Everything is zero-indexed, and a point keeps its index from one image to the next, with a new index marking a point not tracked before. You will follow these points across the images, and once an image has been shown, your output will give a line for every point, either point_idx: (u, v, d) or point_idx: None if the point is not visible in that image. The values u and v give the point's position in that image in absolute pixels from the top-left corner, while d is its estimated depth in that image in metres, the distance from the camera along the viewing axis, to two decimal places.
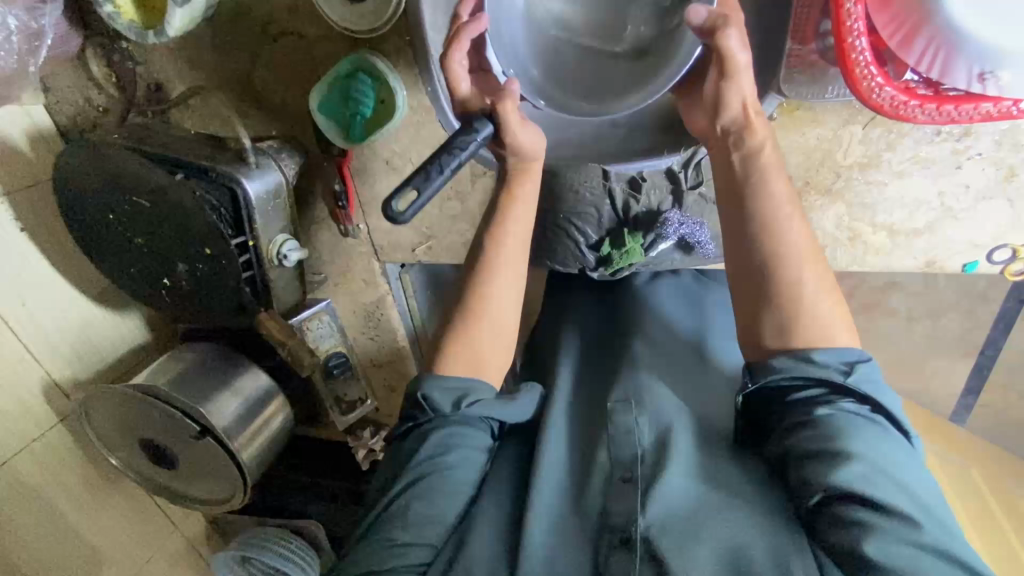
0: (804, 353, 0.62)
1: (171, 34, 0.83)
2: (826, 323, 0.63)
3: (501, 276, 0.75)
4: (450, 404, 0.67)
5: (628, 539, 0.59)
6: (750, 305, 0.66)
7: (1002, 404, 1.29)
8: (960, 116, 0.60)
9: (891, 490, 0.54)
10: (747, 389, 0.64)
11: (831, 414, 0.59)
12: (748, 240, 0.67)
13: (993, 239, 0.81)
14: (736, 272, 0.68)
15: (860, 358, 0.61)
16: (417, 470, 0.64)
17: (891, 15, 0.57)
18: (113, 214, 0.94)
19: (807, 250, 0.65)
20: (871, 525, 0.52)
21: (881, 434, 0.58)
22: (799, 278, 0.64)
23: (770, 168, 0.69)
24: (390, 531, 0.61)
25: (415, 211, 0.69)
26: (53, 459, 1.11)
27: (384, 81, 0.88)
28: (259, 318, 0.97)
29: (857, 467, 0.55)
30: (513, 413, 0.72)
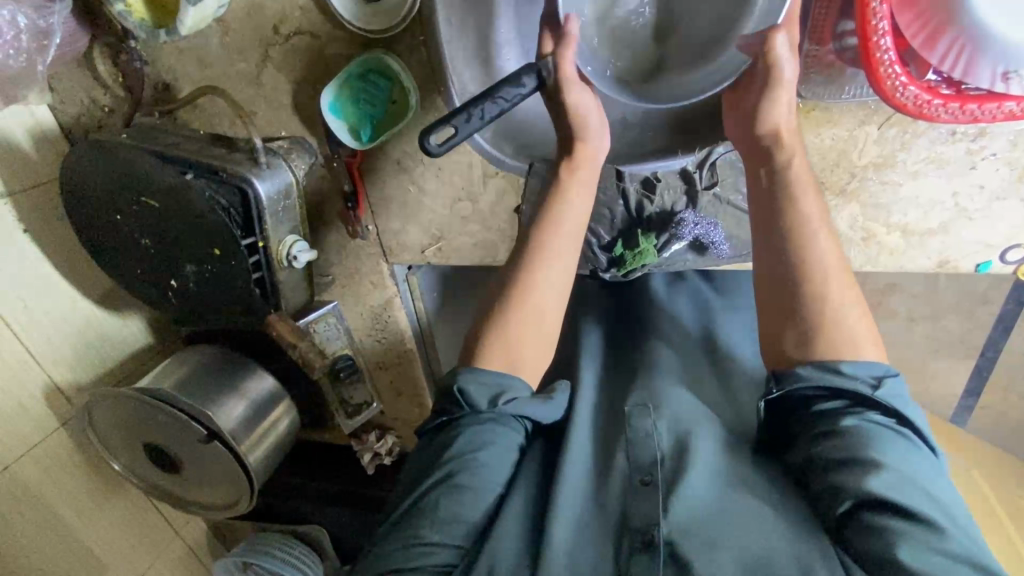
0: (833, 364, 0.61)
1: (182, 32, 0.83)
2: (854, 337, 0.63)
3: (541, 278, 0.72)
4: (488, 401, 0.66)
5: (650, 542, 0.58)
6: (775, 312, 0.67)
7: (1003, 406, 1.29)
8: (983, 116, 0.60)
9: (920, 499, 0.54)
10: (771, 395, 0.63)
11: (859, 423, 0.58)
12: (776, 247, 0.68)
13: (1005, 239, 0.82)
14: (762, 279, 0.69)
15: (886, 372, 0.61)
16: (444, 468, 0.63)
17: (916, 14, 0.57)
18: (122, 214, 0.93)
19: (836, 266, 0.67)
20: (901, 533, 0.52)
21: (908, 444, 0.58)
22: (825, 291, 0.65)
23: (799, 187, 0.69)
24: (417, 528, 0.60)
25: (447, 148, 0.69)
26: (54, 464, 1.09)
27: (398, 83, 0.89)
28: (269, 321, 0.97)
29: (886, 475, 0.54)
30: (547, 412, 0.71)
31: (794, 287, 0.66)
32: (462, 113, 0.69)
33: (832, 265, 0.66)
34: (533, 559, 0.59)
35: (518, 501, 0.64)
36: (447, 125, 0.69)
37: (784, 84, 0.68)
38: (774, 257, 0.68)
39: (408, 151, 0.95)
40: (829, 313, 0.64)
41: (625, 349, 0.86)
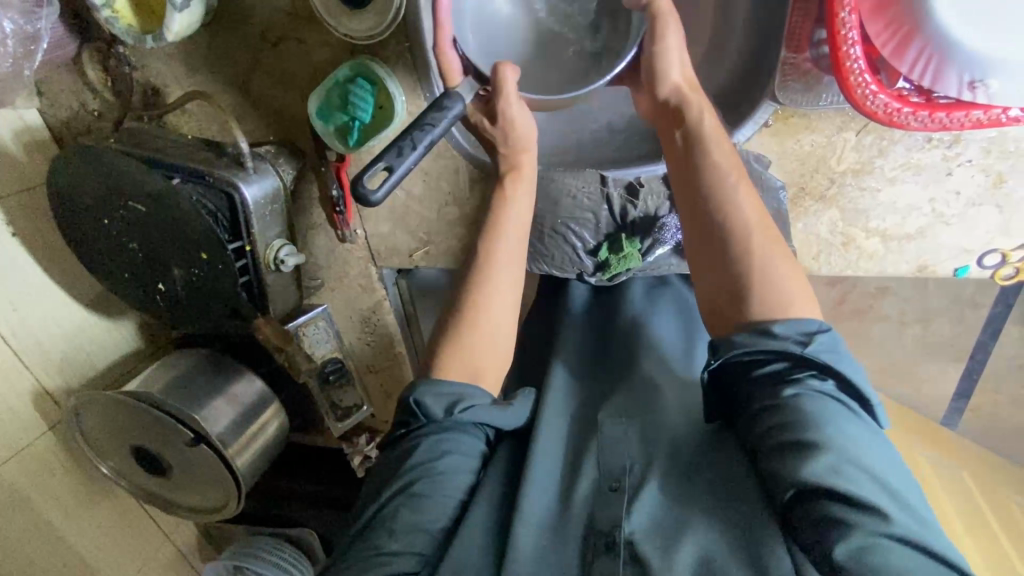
0: (765, 326, 0.61)
1: (169, 38, 0.82)
2: (787, 291, 0.63)
3: (497, 272, 0.78)
4: (443, 410, 0.67)
5: (612, 544, 0.58)
6: (713, 274, 0.68)
7: (991, 408, 1.32)
8: (952, 123, 0.61)
9: (856, 467, 0.53)
10: (711, 366, 0.63)
11: (796, 391, 0.58)
12: (705, 209, 0.70)
13: (982, 244, 0.83)
14: (697, 241, 0.70)
15: (819, 329, 0.60)
16: (407, 477, 0.63)
17: (885, 23, 0.58)
18: (109, 218, 0.93)
19: (760, 221, 0.68)
20: (845, 522, 0.50)
21: (848, 417, 0.56)
22: (754, 244, 0.66)
23: (711, 138, 0.73)
24: (377, 539, 0.60)
25: (388, 190, 0.72)
26: (42, 468, 1.09)
27: (382, 87, 0.88)
28: (255, 323, 0.97)
29: (826, 458, 0.53)
30: (507, 420, 0.71)
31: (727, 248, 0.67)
32: (393, 150, 0.74)
33: (754, 214, 0.68)
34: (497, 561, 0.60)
35: (487, 502, 0.65)
36: (380, 166, 0.73)
37: (668, 42, 0.76)
38: (709, 219, 0.69)
39: None
40: (761, 270, 0.64)
41: (607, 350, 0.87)
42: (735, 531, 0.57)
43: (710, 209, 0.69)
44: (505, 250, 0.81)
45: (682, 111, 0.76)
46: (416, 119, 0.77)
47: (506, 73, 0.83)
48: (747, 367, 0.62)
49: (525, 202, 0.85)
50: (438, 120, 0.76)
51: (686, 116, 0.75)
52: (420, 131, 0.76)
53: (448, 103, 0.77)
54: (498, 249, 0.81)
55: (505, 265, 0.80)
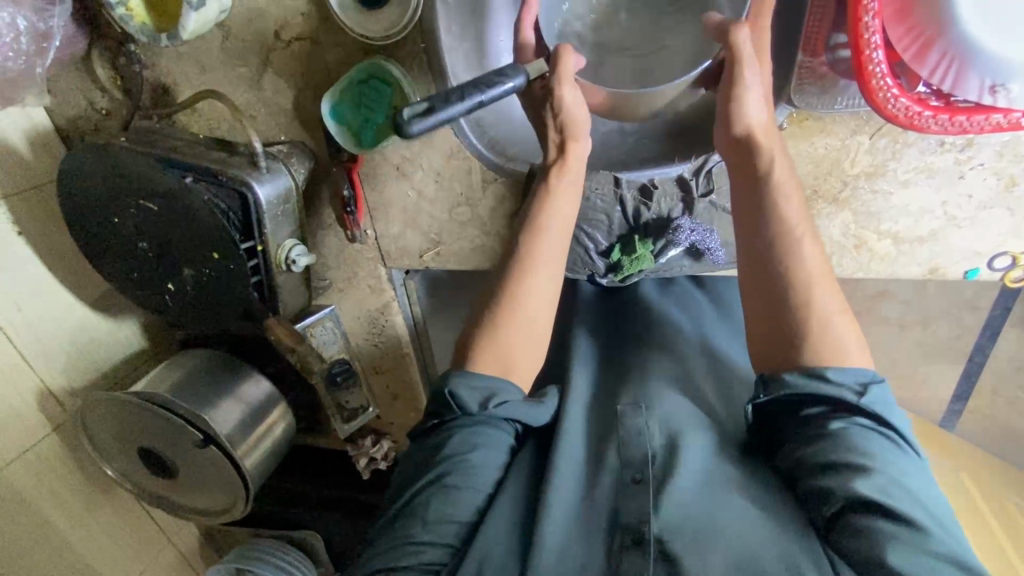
0: (817, 369, 0.61)
1: (184, 37, 0.83)
2: (836, 339, 0.63)
3: (531, 279, 0.74)
4: (477, 404, 0.66)
5: (641, 540, 0.59)
6: (762, 312, 0.67)
7: (990, 410, 1.31)
8: (972, 127, 0.62)
9: (909, 505, 0.54)
10: (758, 399, 0.64)
11: (846, 427, 0.58)
12: (764, 242, 0.69)
13: (993, 246, 0.84)
14: (754, 280, 0.69)
15: (870, 378, 0.61)
16: (439, 469, 0.64)
17: (907, 28, 0.59)
18: (120, 217, 0.93)
19: (820, 271, 0.67)
20: (892, 534, 0.52)
21: (891, 445, 0.58)
22: (814, 294, 0.65)
23: (782, 184, 0.70)
24: (408, 528, 0.61)
25: (423, 127, 0.67)
26: (46, 469, 1.08)
27: (398, 89, 0.87)
28: (267, 323, 0.97)
29: (882, 492, 0.54)
30: (538, 415, 0.72)
31: (781, 289, 0.66)
32: (444, 95, 0.69)
33: (816, 265, 0.67)
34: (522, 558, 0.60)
35: (510, 498, 0.65)
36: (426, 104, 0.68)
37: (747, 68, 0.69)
38: (762, 255, 0.68)
39: (407, 156, 0.96)
40: (812, 315, 0.64)
41: (620, 350, 0.87)
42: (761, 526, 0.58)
43: (769, 245, 0.68)
44: (548, 253, 0.76)
45: (755, 152, 0.71)
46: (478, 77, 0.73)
47: (564, 60, 0.76)
48: (794, 404, 0.62)
49: (570, 201, 0.79)
50: (498, 83, 0.72)
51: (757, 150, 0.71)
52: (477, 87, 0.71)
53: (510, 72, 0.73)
54: (539, 249, 0.75)
55: (542, 273, 0.75)
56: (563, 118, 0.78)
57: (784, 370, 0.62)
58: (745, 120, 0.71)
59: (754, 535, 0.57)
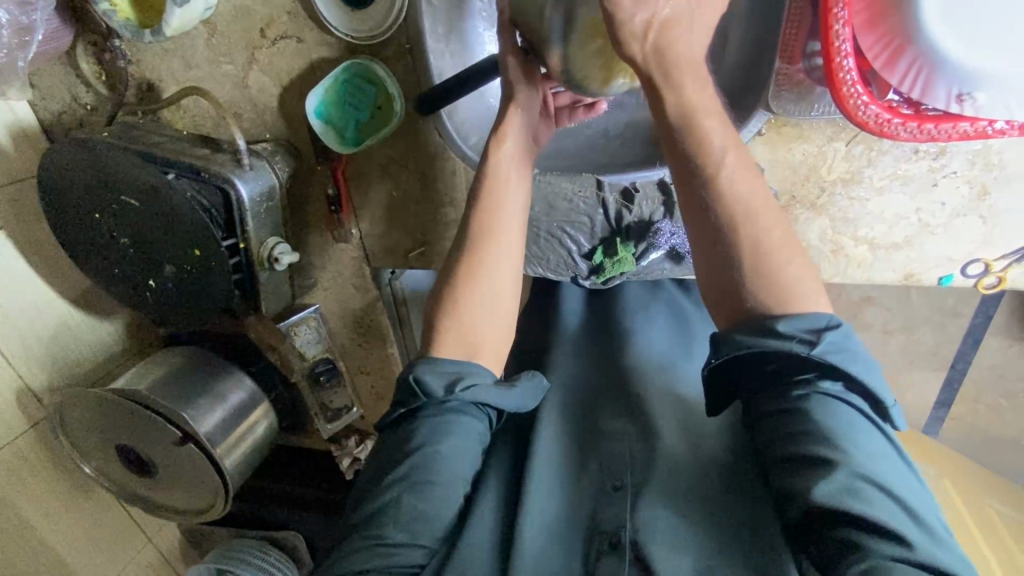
0: (769, 324, 0.59)
1: (168, 33, 0.83)
2: (786, 284, 0.61)
3: (495, 254, 0.74)
4: (443, 387, 0.66)
5: (617, 544, 0.58)
6: (707, 265, 0.64)
7: (970, 416, 1.33)
8: (939, 135, 0.64)
9: (870, 487, 0.52)
10: (711, 363, 0.63)
11: (806, 394, 0.57)
12: (694, 187, 0.64)
13: (966, 254, 0.85)
14: (701, 234, 0.64)
15: (828, 325, 0.58)
16: (407, 464, 0.62)
17: (876, 37, 0.60)
18: (99, 213, 0.92)
19: (759, 204, 0.63)
20: (863, 548, 0.50)
21: (857, 421, 0.56)
22: (761, 239, 0.62)
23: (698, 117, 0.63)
24: (380, 529, 0.59)
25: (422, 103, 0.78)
26: (22, 466, 1.06)
27: (383, 89, 0.89)
28: (249, 323, 0.99)
29: (839, 469, 0.52)
30: (514, 400, 0.70)
31: (724, 235, 0.63)
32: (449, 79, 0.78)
33: (753, 200, 0.63)
34: (503, 559, 0.60)
35: (489, 502, 0.65)
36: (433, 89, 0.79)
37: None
38: (698, 199, 0.63)
39: (392, 157, 0.96)
40: (759, 261, 0.61)
41: (600, 347, 0.88)
42: (723, 529, 0.59)
43: (698, 186, 0.63)
44: (512, 213, 0.75)
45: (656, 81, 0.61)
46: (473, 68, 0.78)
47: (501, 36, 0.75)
48: (754, 362, 0.60)
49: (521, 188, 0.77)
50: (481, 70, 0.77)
51: (694, 86, 0.62)
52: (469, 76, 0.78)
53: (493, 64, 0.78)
54: (498, 228, 0.74)
55: (497, 259, 0.74)
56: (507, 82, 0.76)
57: (735, 329, 0.60)
58: (634, 42, 0.60)
59: (720, 536, 0.59)
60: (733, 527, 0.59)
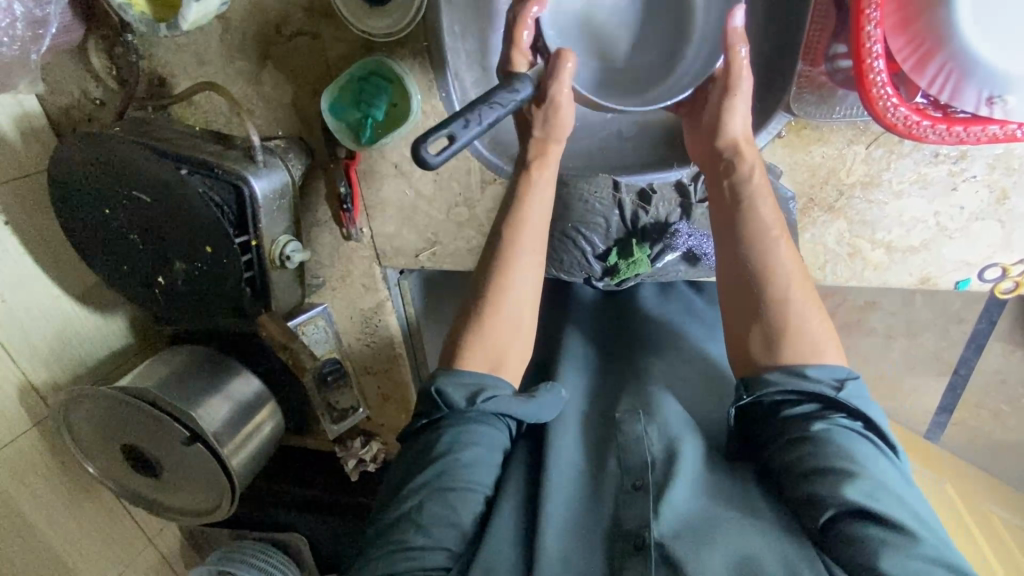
0: (799, 368, 0.63)
1: (184, 27, 0.81)
2: (809, 331, 0.65)
3: (517, 260, 0.74)
4: (465, 399, 0.66)
5: (642, 545, 0.58)
6: (737, 305, 0.69)
7: (975, 422, 1.33)
8: (969, 137, 0.63)
9: (895, 505, 0.55)
10: (741, 401, 0.65)
11: (828, 428, 0.60)
12: (733, 231, 0.71)
13: (983, 257, 0.85)
14: (731, 275, 0.70)
15: (848, 375, 0.63)
16: (429, 471, 0.63)
17: (907, 38, 0.60)
18: (111, 208, 0.91)
19: (795, 268, 0.68)
20: (886, 542, 0.52)
21: (874, 449, 0.60)
22: (790, 293, 0.67)
23: (757, 195, 0.72)
24: (403, 533, 0.60)
25: (448, 156, 0.64)
26: (24, 466, 1.05)
27: (399, 85, 0.88)
28: (259, 319, 0.97)
29: (864, 485, 0.55)
30: (532, 412, 0.69)
31: (753, 283, 0.68)
32: (460, 119, 0.65)
33: (792, 264, 0.68)
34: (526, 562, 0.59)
35: (510, 505, 0.64)
36: (443, 132, 0.64)
37: (740, 95, 0.73)
38: (737, 251, 0.70)
39: (406, 155, 0.95)
40: (784, 309, 0.66)
41: (615, 350, 0.88)
42: (763, 532, 0.57)
43: (741, 247, 0.70)
44: (532, 226, 0.76)
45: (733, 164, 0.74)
46: (486, 95, 0.69)
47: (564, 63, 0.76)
48: (777, 404, 0.63)
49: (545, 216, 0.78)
50: (506, 101, 0.70)
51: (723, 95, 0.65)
52: (488, 107, 0.68)
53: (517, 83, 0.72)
54: (519, 238, 0.75)
55: (523, 271, 0.74)
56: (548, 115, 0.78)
57: (768, 371, 0.64)
58: (732, 137, 0.75)
59: (743, 531, 0.58)
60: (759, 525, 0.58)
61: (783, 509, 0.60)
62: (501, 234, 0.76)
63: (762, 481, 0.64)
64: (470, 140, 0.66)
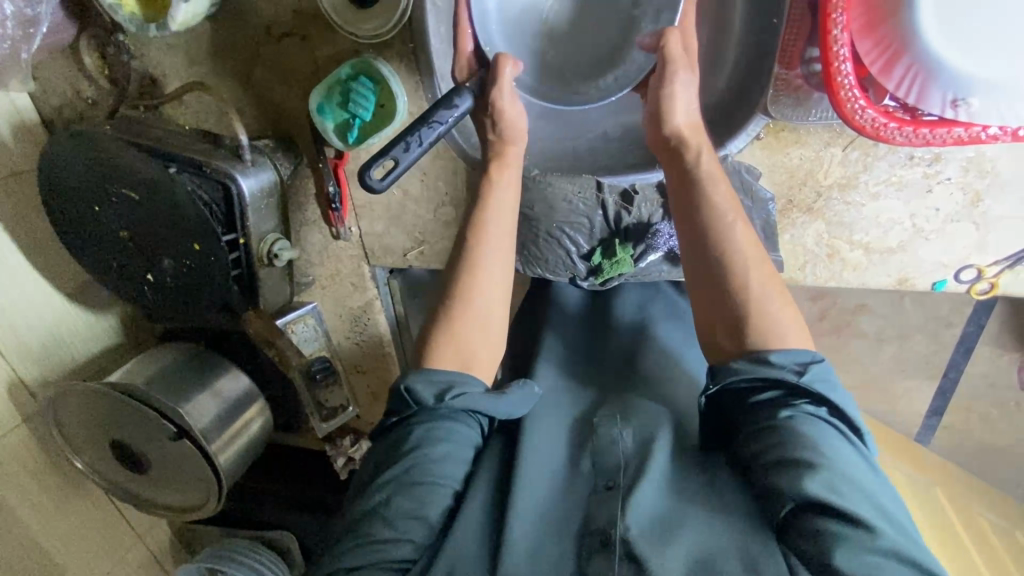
0: (761, 354, 0.64)
1: (173, 28, 0.83)
2: (776, 324, 0.65)
3: (485, 261, 0.76)
4: (433, 397, 0.67)
5: (607, 542, 0.58)
6: (705, 296, 0.70)
7: (962, 425, 1.33)
8: (935, 139, 0.65)
9: (854, 496, 0.54)
10: (708, 390, 0.66)
11: (792, 416, 0.60)
12: (693, 216, 0.73)
13: (960, 259, 0.86)
14: (697, 266, 0.72)
15: (813, 359, 0.63)
16: (398, 466, 0.63)
17: (874, 41, 0.61)
18: (99, 206, 0.92)
19: (755, 254, 0.70)
20: (843, 536, 0.52)
21: (841, 440, 0.59)
22: (753, 282, 0.68)
23: (709, 180, 0.74)
24: (370, 527, 0.60)
25: (393, 181, 0.73)
26: (13, 461, 1.05)
27: (385, 86, 0.88)
28: (245, 317, 0.98)
29: (824, 474, 0.55)
30: (503, 407, 0.71)
31: (721, 273, 0.69)
32: (399, 143, 0.73)
33: (750, 249, 0.70)
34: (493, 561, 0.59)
35: (483, 501, 0.64)
36: (387, 158, 0.73)
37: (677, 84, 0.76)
38: (699, 240, 0.72)
39: None
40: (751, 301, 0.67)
41: (596, 348, 0.89)
42: (727, 526, 0.58)
43: (703, 234, 0.72)
44: (493, 230, 0.78)
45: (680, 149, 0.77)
46: (424, 113, 0.76)
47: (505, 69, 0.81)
48: (743, 392, 0.64)
49: (507, 216, 0.80)
50: (444, 117, 0.76)
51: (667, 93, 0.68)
52: (427, 127, 0.75)
53: (455, 99, 0.78)
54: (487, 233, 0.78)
55: (494, 270, 0.76)
56: (497, 120, 0.82)
57: (735, 359, 0.64)
58: (675, 125, 0.77)
59: (706, 526, 0.59)
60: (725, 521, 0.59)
61: (750, 504, 0.60)
62: (467, 235, 0.78)
63: (735, 473, 0.64)
64: (412, 161, 0.74)
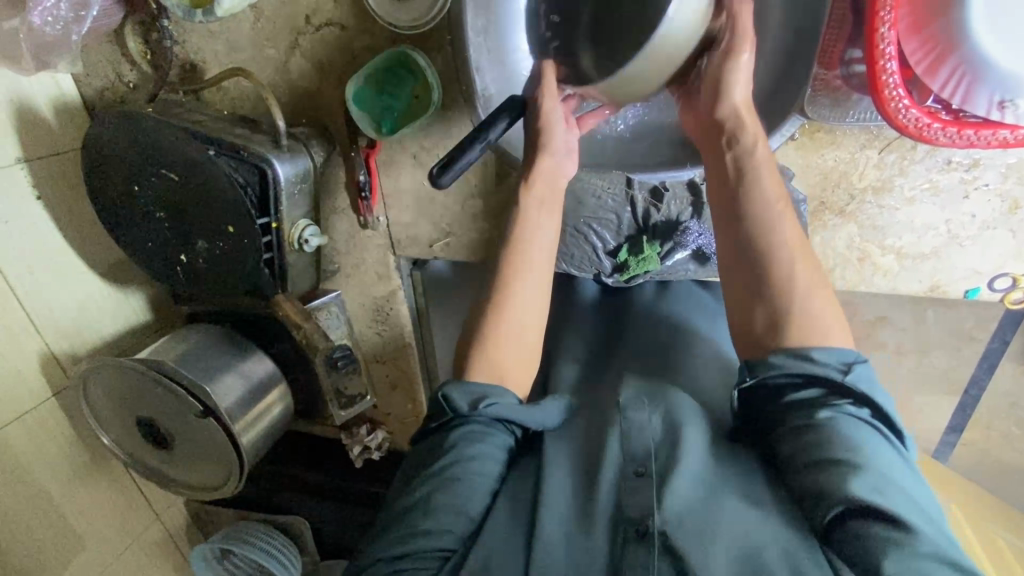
0: (803, 351, 0.64)
1: (218, 13, 0.85)
2: (795, 301, 0.68)
3: (526, 270, 0.79)
4: (468, 405, 0.68)
5: (646, 533, 0.57)
6: (740, 293, 0.72)
7: (982, 443, 1.32)
8: (979, 141, 0.65)
9: (900, 500, 0.54)
10: (744, 382, 0.66)
11: (833, 416, 0.60)
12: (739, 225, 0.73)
13: (994, 266, 0.85)
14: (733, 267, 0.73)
15: (856, 359, 0.64)
16: (443, 461, 0.65)
17: (921, 41, 0.61)
18: (138, 186, 0.95)
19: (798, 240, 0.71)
20: (891, 539, 0.51)
21: (882, 441, 0.60)
22: (793, 276, 0.69)
23: (761, 169, 0.74)
24: (412, 519, 0.61)
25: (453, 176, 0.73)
26: (43, 433, 1.08)
27: (421, 79, 0.91)
28: (275, 300, 0.99)
29: (868, 477, 0.55)
30: (538, 418, 0.71)
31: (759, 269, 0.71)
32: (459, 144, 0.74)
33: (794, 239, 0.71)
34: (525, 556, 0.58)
35: (514, 498, 0.64)
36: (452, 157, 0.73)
37: None
38: (744, 247, 0.72)
39: (425, 146, 0.98)
40: (778, 279, 0.69)
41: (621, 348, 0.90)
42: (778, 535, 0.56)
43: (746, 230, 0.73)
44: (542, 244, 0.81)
45: (735, 135, 0.75)
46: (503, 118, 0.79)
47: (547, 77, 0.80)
48: (782, 387, 0.64)
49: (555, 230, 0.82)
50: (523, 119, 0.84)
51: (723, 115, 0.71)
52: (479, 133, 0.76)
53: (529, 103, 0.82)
54: (531, 249, 0.80)
55: (529, 281, 0.78)
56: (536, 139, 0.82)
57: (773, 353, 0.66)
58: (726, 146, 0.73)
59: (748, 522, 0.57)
60: (765, 514, 0.58)
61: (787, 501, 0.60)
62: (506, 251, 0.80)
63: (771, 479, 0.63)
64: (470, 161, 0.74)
